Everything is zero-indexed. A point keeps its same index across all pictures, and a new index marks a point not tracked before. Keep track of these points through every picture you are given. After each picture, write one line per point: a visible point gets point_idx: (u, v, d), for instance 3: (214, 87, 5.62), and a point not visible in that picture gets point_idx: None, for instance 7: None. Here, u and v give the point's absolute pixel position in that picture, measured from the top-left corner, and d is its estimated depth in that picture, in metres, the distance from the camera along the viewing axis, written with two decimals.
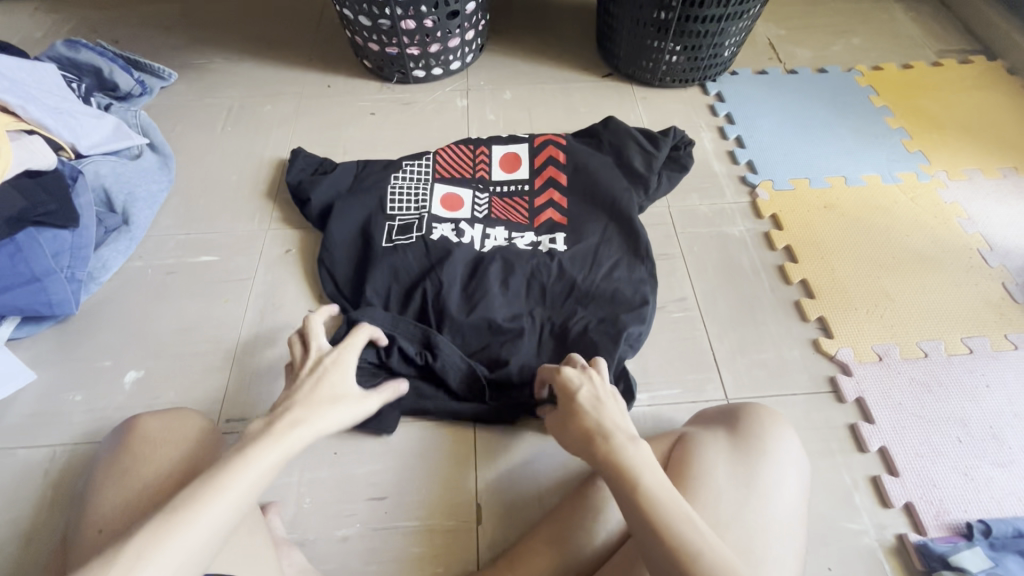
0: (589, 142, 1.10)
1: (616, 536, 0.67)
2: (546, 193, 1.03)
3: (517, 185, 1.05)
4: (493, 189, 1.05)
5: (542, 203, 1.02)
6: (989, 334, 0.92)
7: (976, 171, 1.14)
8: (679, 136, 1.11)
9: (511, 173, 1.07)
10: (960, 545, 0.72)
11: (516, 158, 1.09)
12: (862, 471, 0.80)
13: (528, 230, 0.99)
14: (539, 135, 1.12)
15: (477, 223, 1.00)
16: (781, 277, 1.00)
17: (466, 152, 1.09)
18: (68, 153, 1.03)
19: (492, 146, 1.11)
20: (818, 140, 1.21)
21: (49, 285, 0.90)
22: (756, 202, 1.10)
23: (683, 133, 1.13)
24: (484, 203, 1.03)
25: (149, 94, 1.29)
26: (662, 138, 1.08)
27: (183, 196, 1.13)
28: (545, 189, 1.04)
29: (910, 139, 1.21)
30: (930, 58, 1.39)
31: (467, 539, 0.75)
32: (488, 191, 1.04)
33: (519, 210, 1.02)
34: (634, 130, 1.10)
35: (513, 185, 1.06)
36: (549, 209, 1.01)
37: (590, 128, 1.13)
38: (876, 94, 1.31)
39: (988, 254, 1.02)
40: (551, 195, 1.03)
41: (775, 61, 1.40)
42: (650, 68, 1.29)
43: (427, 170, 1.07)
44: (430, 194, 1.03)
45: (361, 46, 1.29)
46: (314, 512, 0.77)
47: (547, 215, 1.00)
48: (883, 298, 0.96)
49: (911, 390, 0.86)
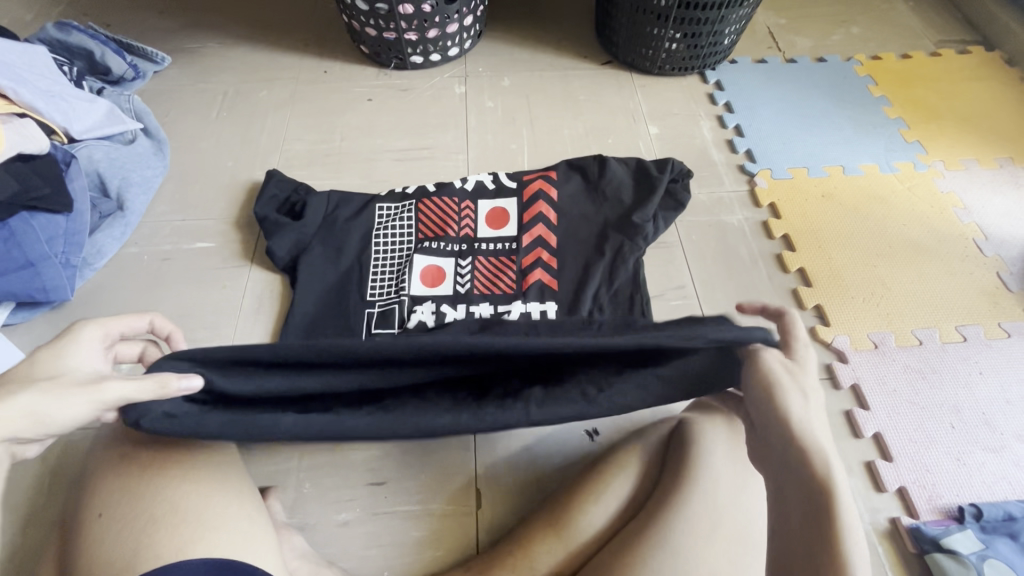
0: (583, 185, 1.05)
1: (613, 524, 0.66)
2: (535, 250, 0.98)
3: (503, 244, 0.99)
4: (478, 249, 0.99)
5: (530, 264, 0.96)
6: (983, 322, 0.93)
7: (972, 162, 1.15)
8: (678, 169, 1.06)
9: (494, 231, 1.00)
10: (952, 528, 0.74)
11: (503, 215, 1.02)
12: (857, 457, 0.81)
13: (517, 302, 0.92)
14: (525, 184, 1.06)
15: (459, 300, 0.93)
16: (779, 265, 1.01)
17: (449, 206, 1.03)
18: (61, 137, 1.02)
19: (478, 201, 1.04)
20: (818, 129, 1.21)
21: (42, 270, 0.89)
22: (755, 191, 1.10)
23: (682, 164, 1.08)
24: (467, 274, 0.96)
25: (142, 78, 1.27)
26: (659, 175, 1.03)
27: (179, 181, 1.12)
28: (532, 252, 0.98)
29: (908, 130, 1.21)
30: (929, 49, 1.39)
31: (466, 524, 0.76)
32: (472, 254, 0.98)
33: (506, 275, 0.95)
34: (630, 171, 1.05)
35: (500, 241, 1.00)
36: (538, 271, 0.95)
37: (583, 161, 1.07)
38: (875, 84, 1.31)
39: (983, 244, 1.02)
40: (540, 254, 0.97)
41: (774, 49, 1.39)
42: (650, 56, 1.28)
43: (407, 234, 1.01)
44: (409, 268, 0.96)
45: (359, 31, 1.28)
46: (314, 497, 0.78)
47: (537, 278, 0.95)
48: (879, 287, 0.97)
49: (906, 378, 0.87)
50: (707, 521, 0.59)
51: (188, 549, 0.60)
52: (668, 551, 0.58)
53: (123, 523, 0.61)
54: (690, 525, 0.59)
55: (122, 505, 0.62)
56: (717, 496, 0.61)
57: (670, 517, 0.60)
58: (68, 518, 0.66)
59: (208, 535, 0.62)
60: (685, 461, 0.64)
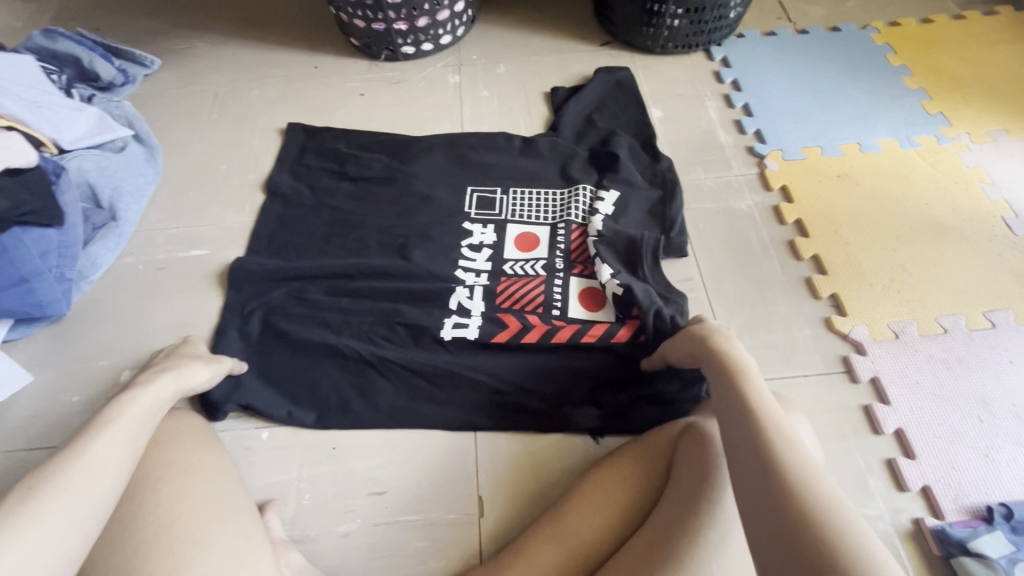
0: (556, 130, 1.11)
1: (620, 530, 0.64)
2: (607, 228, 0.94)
3: (546, 264, 0.93)
4: (556, 246, 0.95)
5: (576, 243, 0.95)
6: (1013, 306, 0.88)
7: (1000, 133, 1.08)
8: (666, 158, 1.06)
9: (577, 310, 0.88)
10: (980, 529, 0.70)
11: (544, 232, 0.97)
12: (877, 454, 0.77)
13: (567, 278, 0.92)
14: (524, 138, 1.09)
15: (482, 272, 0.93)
16: (792, 252, 0.96)
17: (489, 167, 1.06)
18: (51, 149, 1.01)
19: (504, 158, 1.07)
20: (831, 104, 1.14)
21: (36, 286, 0.88)
22: (765, 173, 1.05)
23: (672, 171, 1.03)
24: (530, 273, 0.93)
25: (132, 83, 1.24)
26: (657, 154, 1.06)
27: (172, 187, 1.10)
28: (527, 317, 0.88)
29: (930, 100, 1.14)
30: (953, 12, 1.31)
31: (469, 533, 0.74)
32: (556, 251, 0.95)
33: (541, 260, 0.94)
34: (596, 137, 1.10)
35: (535, 265, 0.93)
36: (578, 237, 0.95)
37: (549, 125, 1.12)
38: (894, 52, 1.23)
39: (1013, 222, 0.96)
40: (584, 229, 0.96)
41: (784, 20, 1.32)
42: (651, 35, 1.22)
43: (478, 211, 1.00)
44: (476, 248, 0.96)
45: (347, 23, 1.24)
46: (315, 509, 0.77)
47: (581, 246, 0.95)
48: (900, 273, 0.92)
49: (929, 368, 0.82)
50: (717, 531, 0.57)
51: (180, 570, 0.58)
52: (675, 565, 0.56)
53: (115, 545, 0.59)
54: (702, 536, 0.57)
55: (113, 522, 0.60)
56: (726, 504, 0.59)
57: (681, 531, 0.58)
58: None
59: (200, 554, 0.60)
60: (694, 469, 0.62)
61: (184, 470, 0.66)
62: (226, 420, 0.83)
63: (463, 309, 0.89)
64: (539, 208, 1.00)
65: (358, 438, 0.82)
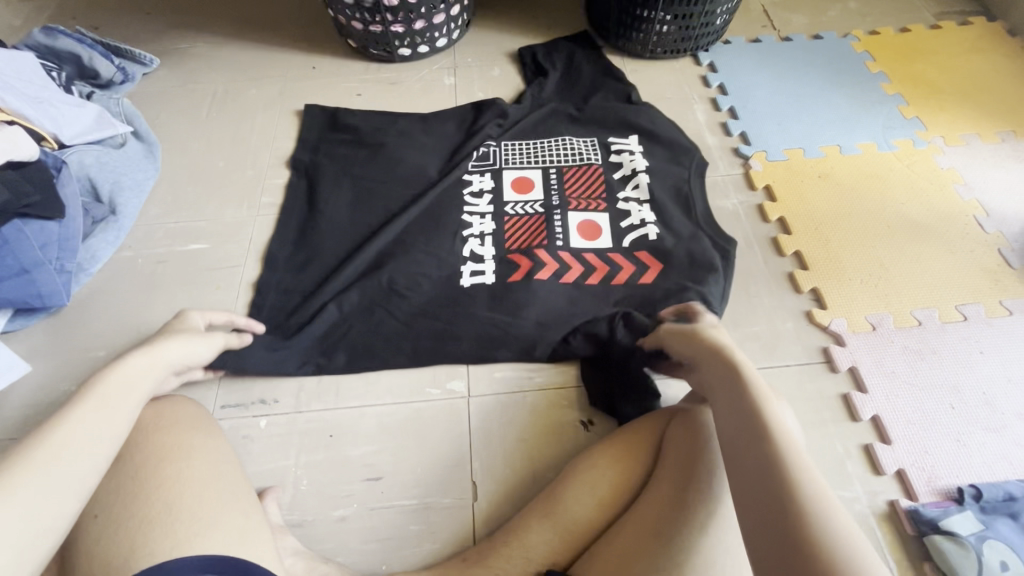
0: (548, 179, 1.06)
1: (614, 512, 0.67)
2: (636, 184, 1.05)
3: (543, 203, 1.03)
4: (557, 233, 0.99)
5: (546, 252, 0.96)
6: (983, 300, 0.92)
7: (973, 137, 1.13)
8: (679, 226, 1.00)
9: (578, 242, 0.98)
10: (951, 509, 0.73)
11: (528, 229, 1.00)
12: (855, 440, 0.81)
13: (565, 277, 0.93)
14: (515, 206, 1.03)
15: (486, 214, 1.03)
16: (775, 249, 0.99)
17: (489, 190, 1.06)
18: (51, 144, 1.02)
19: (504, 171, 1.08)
20: (813, 108, 1.19)
21: (37, 277, 0.89)
22: (750, 173, 1.09)
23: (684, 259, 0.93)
24: (529, 212, 1.02)
25: (131, 81, 1.27)
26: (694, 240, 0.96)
27: (170, 182, 1.12)
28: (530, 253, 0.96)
29: (907, 106, 1.19)
30: (930, 22, 1.36)
31: (464, 517, 0.77)
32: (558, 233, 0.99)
33: (538, 196, 1.04)
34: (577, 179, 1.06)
35: (532, 205, 1.03)
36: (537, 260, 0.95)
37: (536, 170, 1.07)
38: (873, 59, 1.28)
39: (984, 221, 1.01)
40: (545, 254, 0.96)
41: (768, 28, 1.37)
42: (641, 40, 1.26)
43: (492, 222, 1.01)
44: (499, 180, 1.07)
45: (345, 25, 1.27)
46: (313, 493, 0.79)
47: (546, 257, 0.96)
48: (877, 268, 0.96)
49: (905, 358, 0.86)
50: (706, 510, 0.59)
51: (183, 546, 0.59)
52: (668, 544, 0.58)
53: (119, 522, 0.60)
54: (693, 518, 0.58)
55: (118, 502, 0.62)
56: (715, 484, 0.60)
57: (674, 513, 0.60)
58: None
59: (203, 532, 0.61)
60: (682, 451, 0.64)
61: (186, 453, 0.67)
62: (225, 408, 0.85)
63: (476, 256, 0.97)
64: (529, 156, 1.10)
65: (354, 425, 0.84)
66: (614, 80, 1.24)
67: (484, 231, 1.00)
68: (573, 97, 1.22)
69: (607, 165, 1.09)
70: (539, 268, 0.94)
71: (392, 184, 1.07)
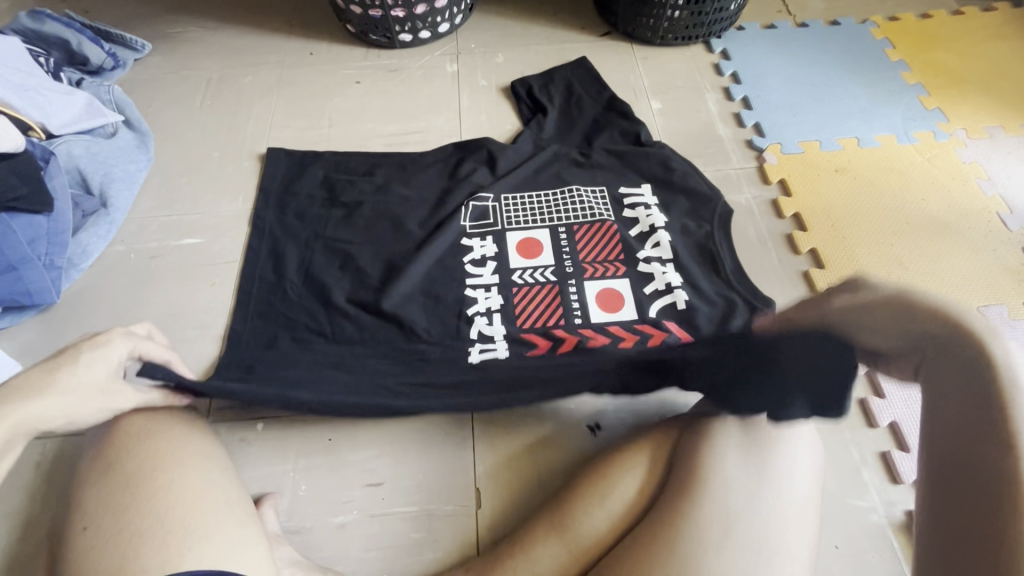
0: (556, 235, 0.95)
1: (623, 525, 0.64)
2: (655, 242, 0.93)
3: (555, 270, 0.92)
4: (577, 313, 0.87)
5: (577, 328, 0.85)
6: (1006, 302, 0.89)
7: (997, 129, 1.08)
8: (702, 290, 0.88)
9: (599, 316, 0.87)
10: None
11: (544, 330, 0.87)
12: (872, 447, 0.78)
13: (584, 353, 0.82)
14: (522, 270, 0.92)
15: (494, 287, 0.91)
16: (789, 246, 0.96)
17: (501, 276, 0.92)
18: (38, 133, 0.99)
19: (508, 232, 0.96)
20: (830, 99, 1.14)
21: (25, 274, 0.87)
22: (764, 167, 1.05)
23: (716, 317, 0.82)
24: (541, 280, 0.91)
25: (122, 67, 1.22)
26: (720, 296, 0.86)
27: (163, 173, 1.08)
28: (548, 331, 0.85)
29: (928, 96, 1.14)
30: (952, 8, 1.31)
31: (468, 524, 0.74)
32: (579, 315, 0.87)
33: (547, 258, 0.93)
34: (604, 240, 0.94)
35: (543, 272, 0.92)
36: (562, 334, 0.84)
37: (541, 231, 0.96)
38: (893, 47, 1.23)
39: (1008, 218, 0.97)
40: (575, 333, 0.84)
41: (784, 13, 1.31)
42: (651, 26, 1.21)
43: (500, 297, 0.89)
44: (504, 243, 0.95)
45: (344, 9, 1.22)
46: (311, 499, 0.76)
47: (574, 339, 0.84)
48: (896, 267, 0.92)
49: None
50: (720, 526, 0.57)
51: (175, 561, 0.56)
52: (676, 561, 0.56)
53: (108, 535, 0.58)
54: (704, 534, 0.56)
55: (107, 514, 0.59)
56: (730, 500, 0.58)
57: (683, 527, 0.58)
58: (56, 530, 0.63)
59: (198, 545, 0.58)
60: (696, 462, 0.62)
61: (177, 461, 0.65)
62: (222, 410, 0.82)
63: (484, 335, 0.86)
64: (535, 213, 0.98)
65: (354, 428, 0.81)
66: (619, 118, 1.11)
67: (491, 307, 0.89)
68: (574, 139, 1.09)
69: (621, 221, 0.97)
70: (562, 343, 0.84)
71: (381, 237, 0.98)
